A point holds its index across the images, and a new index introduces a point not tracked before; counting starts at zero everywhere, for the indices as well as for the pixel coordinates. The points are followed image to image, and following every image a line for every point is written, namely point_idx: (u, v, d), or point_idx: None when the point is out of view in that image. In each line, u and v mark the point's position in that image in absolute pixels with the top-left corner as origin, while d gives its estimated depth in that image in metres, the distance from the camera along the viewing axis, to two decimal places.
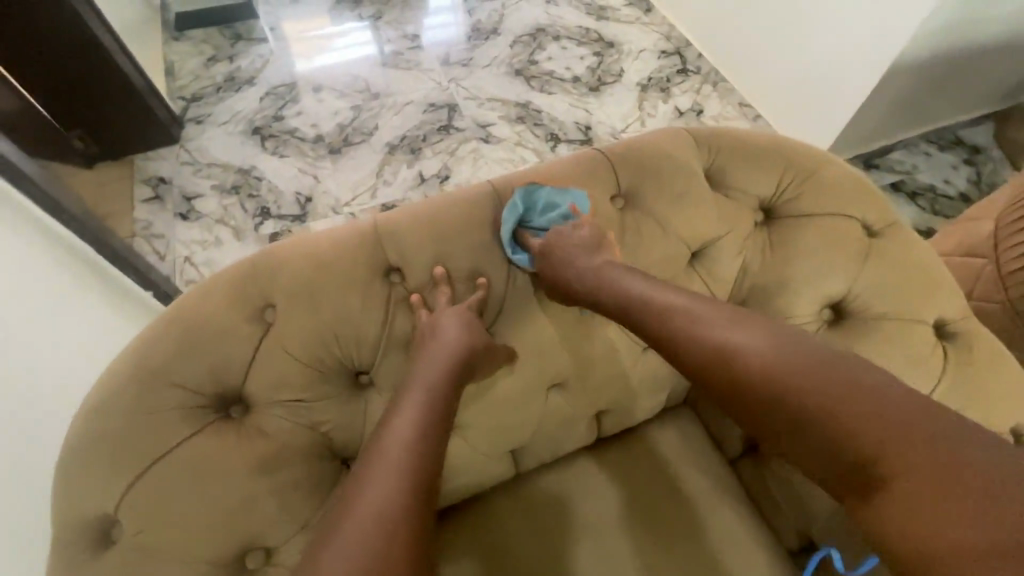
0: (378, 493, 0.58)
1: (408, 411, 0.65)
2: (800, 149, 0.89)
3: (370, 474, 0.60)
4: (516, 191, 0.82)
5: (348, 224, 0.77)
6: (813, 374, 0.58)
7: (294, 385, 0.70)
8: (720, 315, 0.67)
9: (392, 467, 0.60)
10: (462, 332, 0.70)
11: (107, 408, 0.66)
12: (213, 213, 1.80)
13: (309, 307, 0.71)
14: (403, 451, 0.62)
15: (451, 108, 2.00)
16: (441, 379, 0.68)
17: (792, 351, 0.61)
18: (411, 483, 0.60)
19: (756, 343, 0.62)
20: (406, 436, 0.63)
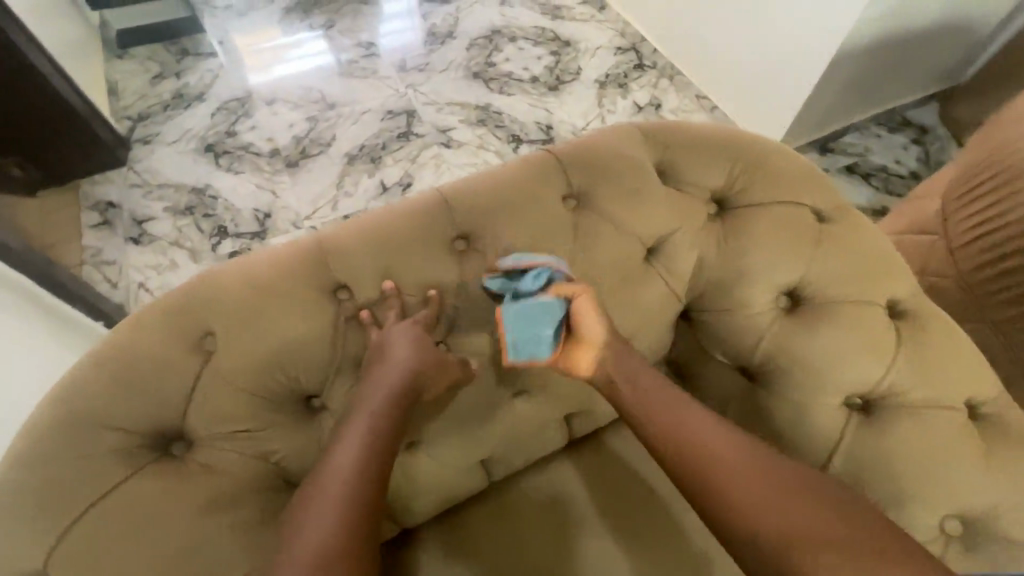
0: (318, 525, 0.59)
1: (353, 441, 0.65)
2: (747, 141, 0.90)
3: (309, 508, 0.60)
4: (467, 198, 0.79)
5: (293, 243, 0.74)
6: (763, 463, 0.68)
7: (240, 415, 0.66)
8: (678, 399, 0.75)
9: (331, 500, 0.61)
10: (411, 348, 0.68)
11: (36, 456, 0.62)
12: (167, 235, 1.73)
13: (251, 333, 0.67)
14: (344, 482, 0.62)
15: (410, 114, 1.97)
16: (389, 403, 0.67)
17: (744, 439, 0.71)
18: (349, 515, 0.60)
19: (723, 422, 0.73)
20: (348, 467, 0.63)
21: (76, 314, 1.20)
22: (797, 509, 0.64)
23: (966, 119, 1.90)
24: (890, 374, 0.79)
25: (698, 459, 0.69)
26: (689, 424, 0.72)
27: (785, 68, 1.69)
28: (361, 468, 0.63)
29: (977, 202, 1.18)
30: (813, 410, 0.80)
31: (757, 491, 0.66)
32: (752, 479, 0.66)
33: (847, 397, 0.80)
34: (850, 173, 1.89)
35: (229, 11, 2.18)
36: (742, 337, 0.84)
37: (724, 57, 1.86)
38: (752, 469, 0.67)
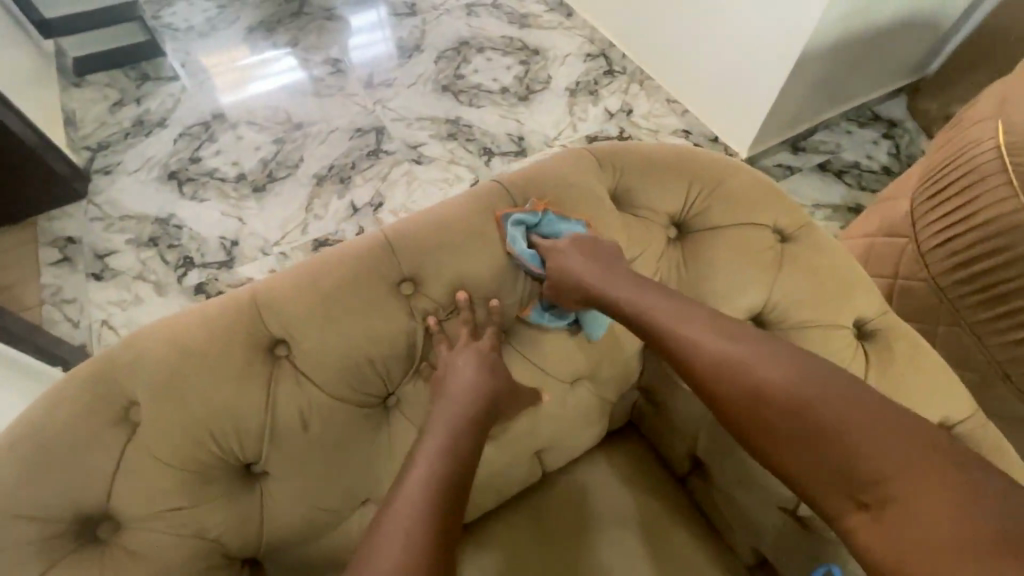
0: (391, 545, 0.56)
1: (425, 460, 0.63)
2: (704, 159, 0.87)
3: (384, 526, 0.57)
4: (411, 238, 0.75)
5: (226, 297, 0.70)
6: (827, 407, 0.60)
7: (170, 493, 0.61)
8: (733, 340, 0.67)
9: (405, 517, 0.58)
10: (478, 372, 0.70)
11: None
12: (131, 269, 1.66)
13: (177, 402, 0.63)
14: (420, 500, 0.59)
15: (379, 131, 1.92)
16: (460, 418, 0.67)
17: (804, 381, 0.62)
18: (421, 533, 0.57)
19: (771, 368, 0.64)
20: (418, 486, 0.60)
21: (26, 358, 1.16)
22: (861, 458, 0.57)
23: (935, 112, 1.89)
24: None
25: (742, 406, 0.64)
26: (740, 368, 0.65)
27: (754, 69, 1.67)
28: (436, 487, 0.61)
29: (948, 201, 1.11)
30: None
31: (813, 438, 0.59)
32: (798, 435, 0.60)
33: None
34: (824, 172, 1.88)
35: (190, 33, 2.11)
36: None
37: (696, 61, 1.83)
38: (809, 416, 0.60)
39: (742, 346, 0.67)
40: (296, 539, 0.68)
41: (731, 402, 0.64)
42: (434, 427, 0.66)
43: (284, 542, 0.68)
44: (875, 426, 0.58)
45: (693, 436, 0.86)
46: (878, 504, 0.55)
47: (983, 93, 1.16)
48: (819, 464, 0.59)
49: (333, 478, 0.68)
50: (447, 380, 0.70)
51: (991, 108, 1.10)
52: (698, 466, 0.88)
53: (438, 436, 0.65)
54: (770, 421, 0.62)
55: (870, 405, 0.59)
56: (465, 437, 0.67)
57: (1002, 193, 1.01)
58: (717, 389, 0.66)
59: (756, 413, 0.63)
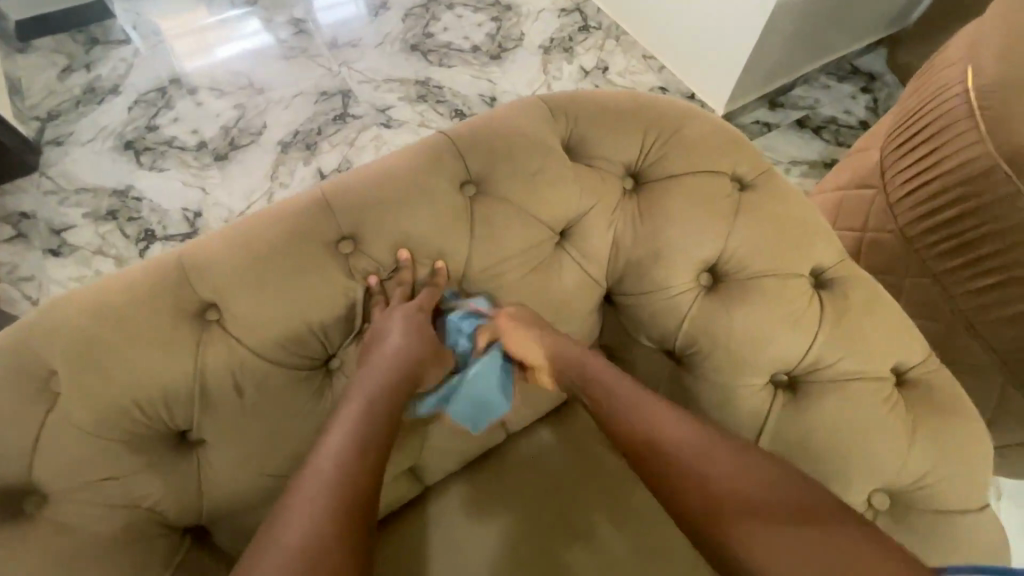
0: (296, 523, 0.54)
1: (338, 435, 0.61)
2: (662, 107, 0.84)
3: (291, 497, 0.57)
4: (350, 195, 0.71)
5: (152, 262, 0.66)
6: (767, 485, 0.61)
7: (95, 464, 0.59)
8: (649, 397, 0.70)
9: (314, 494, 0.56)
10: (408, 335, 0.68)
11: None
12: (89, 244, 1.60)
13: (98, 372, 0.60)
14: (332, 472, 0.58)
15: (345, 94, 1.84)
16: (384, 383, 0.65)
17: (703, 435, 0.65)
18: (333, 511, 0.55)
19: (678, 427, 0.66)
20: (330, 464, 0.59)
21: None
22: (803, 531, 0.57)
23: (914, 63, 1.84)
24: (815, 345, 0.75)
25: (690, 476, 0.62)
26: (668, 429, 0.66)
27: (730, 21, 1.60)
28: (349, 460, 0.59)
29: (918, 150, 1.09)
30: (736, 391, 0.76)
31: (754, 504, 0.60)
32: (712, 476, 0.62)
33: (773, 374, 0.77)
34: (801, 128, 1.85)
35: None
36: (665, 317, 0.79)
37: (672, 12, 1.75)
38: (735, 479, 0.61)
39: (684, 424, 0.66)
40: (240, 508, 0.66)
41: (681, 476, 0.63)
42: (349, 399, 0.64)
43: (227, 511, 0.66)
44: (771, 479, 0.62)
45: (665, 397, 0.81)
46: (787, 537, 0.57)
47: (953, 38, 1.12)
48: (771, 539, 0.57)
49: (272, 446, 0.65)
50: (375, 347, 0.67)
51: (962, 51, 1.06)
52: None
53: (356, 404, 0.63)
54: (720, 493, 0.61)
55: (797, 484, 0.62)
56: (390, 401, 0.65)
57: (968, 140, 0.99)
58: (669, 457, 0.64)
59: (702, 481, 0.62)
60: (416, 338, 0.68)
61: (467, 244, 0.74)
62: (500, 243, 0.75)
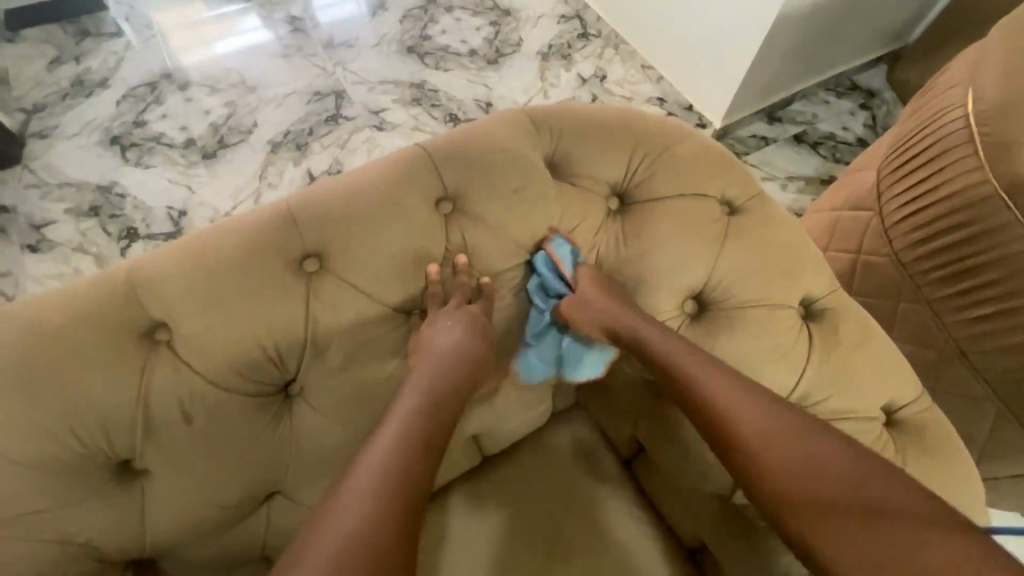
0: (346, 517, 0.54)
1: (374, 454, 0.59)
2: (651, 125, 0.81)
3: (326, 513, 0.55)
4: (318, 209, 0.67)
5: (101, 276, 0.63)
6: (839, 463, 0.59)
7: (26, 494, 0.55)
8: (728, 376, 0.67)
9: (362, 491, 0.56)
10: (452, 345, 0.67)
11: None
12: (69, 241, 1.55)
13: (35, 395, 0.56)
14: (372, 492, 0.56)
15: (339, 95, 1.80)
16: (424, 404, 0.64)
17: (779, 411, 0.64)
18: (374, 525, 0.54)
19: (748, 408, 0.64)
20: (376, 471, 0.58)
21: None
22: (882, 518, 0.55)
23: (915, 81, 1.82)
24: (803, 379, 0.72)
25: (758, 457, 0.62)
26: (744, 410, 0.64)
27: (730, 35, 1.57)
28: (386, 478, 0.57)
29: (915, 173, 1.06)
30: None
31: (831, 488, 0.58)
32: (786, 458, 0.61)
33: None
34: (799, 144, 1.82)
35: None
36: None
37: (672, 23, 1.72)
38: (809, 460, 0.60)
39: (759, 405, 0.65)
40: (190, 539, 0.63)
41: (743, 449, 0.63)
42: (400, 403, 0.64)
43: (172, 543, 0.62)
44: (850, 459, 0.60)
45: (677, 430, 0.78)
46: (866, 517, 0.55)
47: (955, 60, 1.10)
48: (841, 524, 0.56)
49: (225, 473, 0.61)
50: (418, 361, 0.67)
51: (964, 73, 1.03)
52: (641, 450, 0.86)
53: (395, 426, 0.62)
54: (794, 479, 0.59)
55: (877, 465, 0.59)
56: (427, 423, 0.63)
57: (967, 166, 0.96)
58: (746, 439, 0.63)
59: (769, 458, 0.61)
60: (464, 348, 0.68)
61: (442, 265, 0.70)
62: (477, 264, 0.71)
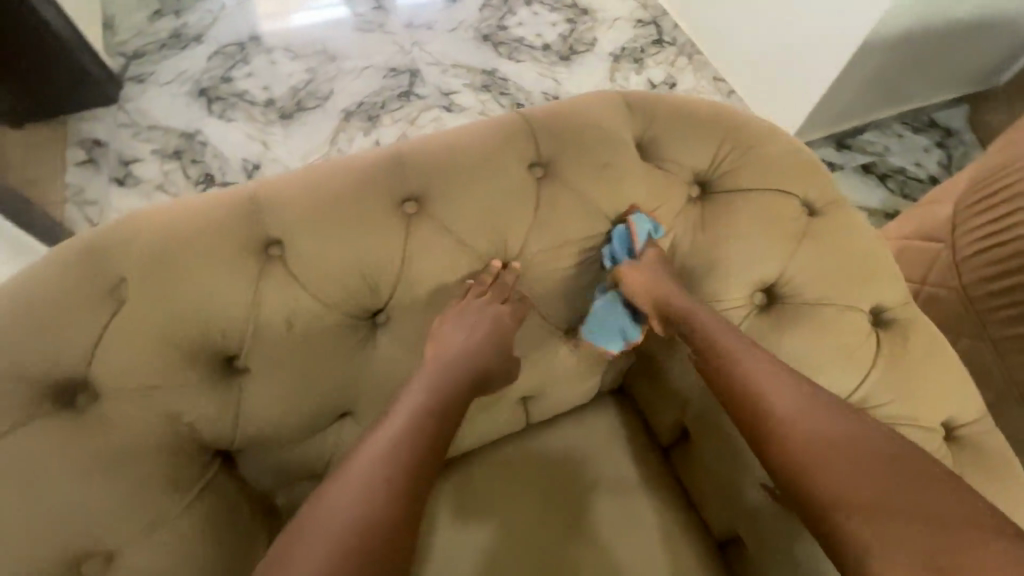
0: (366, 470, 0.57)
1: (393, 421, 0.62)
2: (740, 120, 0.83)
3: (347, 466, 0.58)
4: (423, 157, 0.73)
5: (225, 193, 0.69)
6: (886, 464, 0.60)
7: (148, 370, 0.61)
8: (782, 368, 0.68)
9: (384, 449, 0.59)
10: (466, 342, 0.68)
11: None
12: (152, 179, 1.65)
13: (166, 285, 0.63)
14: (390, 454, 0.59)
15: (414, 74, 1.86)
16: (439, 387, 0.66)
17: (828, 407, 0.65)
18: (393, 481, 0.57)
19: (798, 400, 0.65)
20: (396, 435, 0.60)
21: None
22: (932, 518, 0.55)
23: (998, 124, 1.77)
24: (863, 383, 0.73)
25: (797, 442, 0.62)
26: (796, 401, 0.65)
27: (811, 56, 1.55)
28: (403, 443, 0.60)
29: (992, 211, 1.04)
30: None
31: (880, 488, 0.58)
32: (834, 452, 0.61)
33: None
34: (866, 173, 1.78)
35: None
36: None
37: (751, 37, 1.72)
38: (858, 456, 0.60)
39: (811, 397, 0.66)
40: (271, 440, 0.69)
41: (793, 438, 0.63)
42: (416, 384, 0.66)
43: (256, 441, 0.68)
44: (898, 460, 0.60)
45: (723, 421, 0.80)
46: (912, 516, 0.55)
47: None
48: (887, 520, 0.56)
49: (312, 384, 0.67)
50: (434, 352, 0.68)
51: None
52: (684, 438, 0.88)
53: (414, 399, 0.64)
54: (840, 472, 0.59)
55: (926, 468, 0.60)
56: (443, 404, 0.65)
57: None
58: (788, 437, 0.63)
59: (818, 448, 0.61)
60: (476, 349, 0.68)
61: (530, 226, 0.73)
62: (561, 230, 0.74)
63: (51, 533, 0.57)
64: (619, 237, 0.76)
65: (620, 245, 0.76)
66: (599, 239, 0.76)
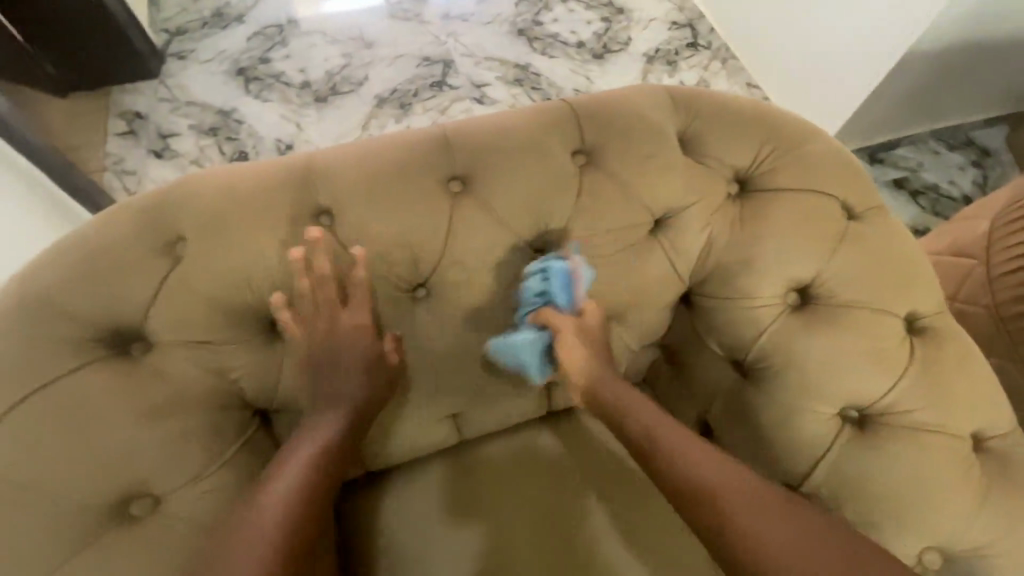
0: (269, 509, 0.57)
1: (302, 455, 0.62)
2: (784, 121, 0.83)
3: (251, 505, 0.58)
4: (471, 139, 0.75)
5: (281, 162, 0.72)
6: (787, 525, 0.58)
7: (200, 325, 0.64)
8: (683, 430, 0.68)
9: (290, 486, 0.59)
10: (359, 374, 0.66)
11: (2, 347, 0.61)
12: (188, 153, 1.68)
13: (221, 246, 0.65)
14: (292, 491, 0.59)
15: (447, 64, 1.86)
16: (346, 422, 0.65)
17: (725, 465, 0.64)
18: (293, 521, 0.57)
19: (696, 458, 0.65)
20: (302, 471, 0.60)
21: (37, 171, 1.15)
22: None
23: None
24: (893, 388, 0.73)
25: (701, 505, 0.61)
26: (698, 459, 0.65)
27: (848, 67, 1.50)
28: (308, 480, 0.60)
29: None
30: (802, 416, 0.74)
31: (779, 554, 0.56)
32: (735, 512, 0.60)
33: (845, 408, 0.74)
34: (897, 189, 1.76)
35: None
36: (744, 327, 0.77)
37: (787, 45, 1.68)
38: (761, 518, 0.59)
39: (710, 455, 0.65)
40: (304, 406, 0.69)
41: (697, 502, 0.61)
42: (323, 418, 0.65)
43: (291, 405, 0.69)
44: (798, 522, 0.59)
45: (751, 418, 0.78)
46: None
47: None
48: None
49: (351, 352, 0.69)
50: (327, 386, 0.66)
51: None
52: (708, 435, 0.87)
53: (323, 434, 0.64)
54: (746, 536, 0.58)
55: (826, 532, 0.58)
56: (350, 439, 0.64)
57: None
58: (715, 501, 0.61)
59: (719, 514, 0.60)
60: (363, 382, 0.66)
61: (570, 212, 0.74)
62: (601, 218, 0.75)
63: (98, 476, 0.59)
64: (557, 275, 0.70)
65: (553, 281, 0.70)
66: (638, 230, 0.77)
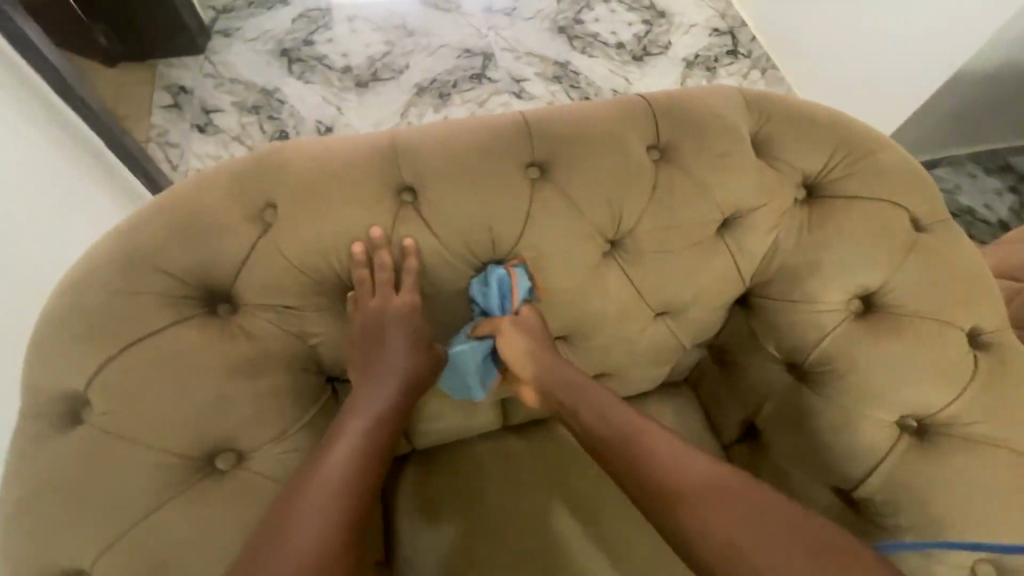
0: (313, 510, 0.56)
1: (339, 450, 0.60)
2: (855, 129, 0.84)
3: (291, 508, 0.56)
4: (550, 127, 0.76)
5: (366, 138, 0.73)
6: (791, 545, 0.56)
7: (287, 290, 0.66)
8: (680, 446, 0.65)
9: (327, 485, 0.58)
10: (395, 361, 0.66)
11: (91, 302, 0.63)
12: (230, 130, 1.70)
13: (310, 214, 0.67)
14: (328, 491, 0.57)
15: (487, 57, 1.85)
16: (376, 415, 0.64)
17: (720, 478, 0.62)
18: (333, 520, 0.56)
19: (695, 474, 0.62)
20: (336, 469, 0.59)
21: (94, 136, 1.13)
22: None
23: None
24: (953, 399, 0.74)
25: (707, 531, 0.58)
26: (698, 475, 0.62)
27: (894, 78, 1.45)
28: (345, 477, 0.59)
29: None
30: (861, 421, 0.75)
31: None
32: (739, 536, 0.57)
33: (903, 416, 0.75)
34: None
35: None
36: (806, 331, 0.78)
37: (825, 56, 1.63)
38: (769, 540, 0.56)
39: (707, 469, 0.62)
40: None
41: (702, 526, 0.58)
42: (346, 414, 0.64)
43: None
44: (801, 541, 0.56)
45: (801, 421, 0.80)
46: None
47: None
48: None
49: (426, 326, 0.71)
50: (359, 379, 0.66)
51: None
52: (750, 435, 0.89)
53: (353, 429, 0.62)
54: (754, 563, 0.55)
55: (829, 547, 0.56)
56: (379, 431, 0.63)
57: None
58: (721, 524, 0.58)
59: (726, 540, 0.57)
60: (387, 371, 0.66)
61: (643, 204, 0.75)
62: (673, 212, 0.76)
63: (186, 427, 0.62)
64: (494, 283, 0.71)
65: (491, 289, 0.71)
66: (709, 227, 0.77)
